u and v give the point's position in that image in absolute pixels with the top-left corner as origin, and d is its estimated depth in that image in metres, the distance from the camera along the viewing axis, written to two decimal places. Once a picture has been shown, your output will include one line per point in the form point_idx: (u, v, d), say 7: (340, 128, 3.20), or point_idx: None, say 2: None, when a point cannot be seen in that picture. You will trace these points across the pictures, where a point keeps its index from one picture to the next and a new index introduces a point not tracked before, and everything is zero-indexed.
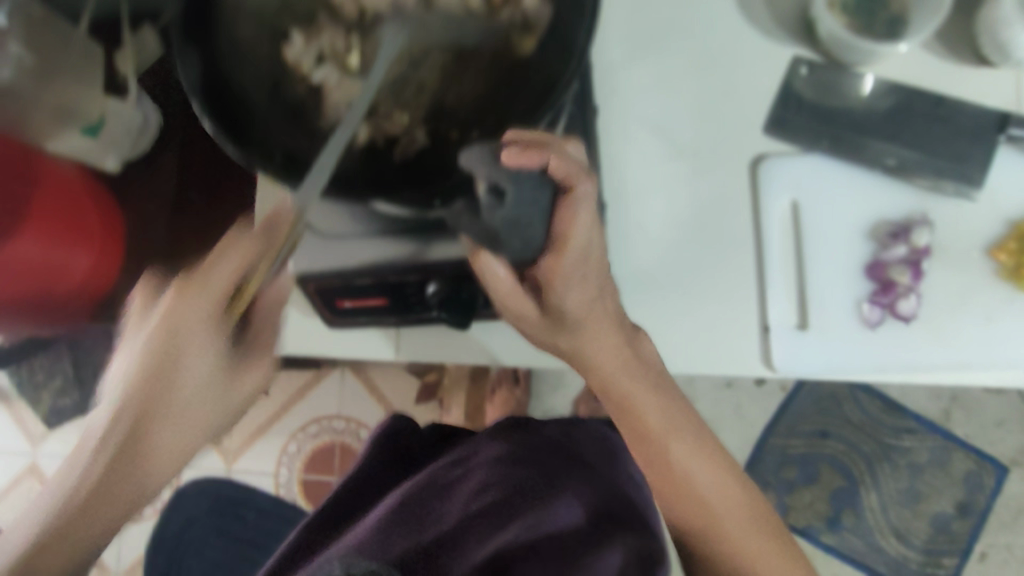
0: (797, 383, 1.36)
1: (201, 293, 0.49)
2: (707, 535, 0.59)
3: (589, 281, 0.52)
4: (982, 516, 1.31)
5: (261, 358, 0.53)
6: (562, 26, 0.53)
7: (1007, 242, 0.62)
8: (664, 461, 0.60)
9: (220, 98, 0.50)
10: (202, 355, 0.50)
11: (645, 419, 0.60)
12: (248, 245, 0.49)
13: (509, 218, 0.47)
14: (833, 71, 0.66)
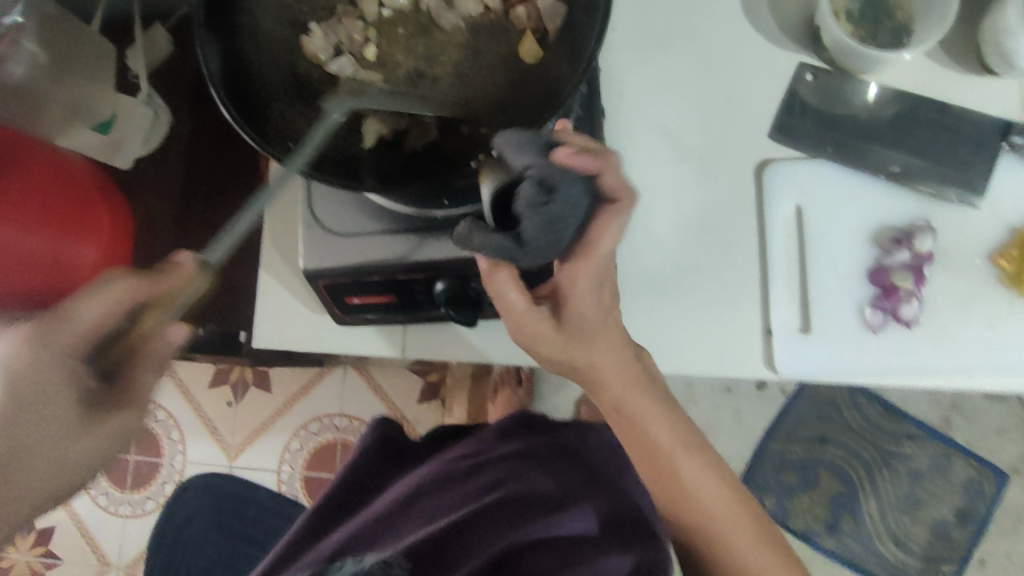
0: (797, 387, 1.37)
1: (49, 334, 0.47)
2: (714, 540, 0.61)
3: (603, 292, 0.54)
4: (982, 523, 1.31)
5: (120, 419, 0.50)
6: (573, 26, 0.54)
7: (1009, 249, 0.63)
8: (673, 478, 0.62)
9: (238, 85, 0.51)
10: (53, 404, 0.47)
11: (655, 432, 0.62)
12: (119, 286, 0.49)
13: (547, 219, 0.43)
14: (837, 78, 0.67)
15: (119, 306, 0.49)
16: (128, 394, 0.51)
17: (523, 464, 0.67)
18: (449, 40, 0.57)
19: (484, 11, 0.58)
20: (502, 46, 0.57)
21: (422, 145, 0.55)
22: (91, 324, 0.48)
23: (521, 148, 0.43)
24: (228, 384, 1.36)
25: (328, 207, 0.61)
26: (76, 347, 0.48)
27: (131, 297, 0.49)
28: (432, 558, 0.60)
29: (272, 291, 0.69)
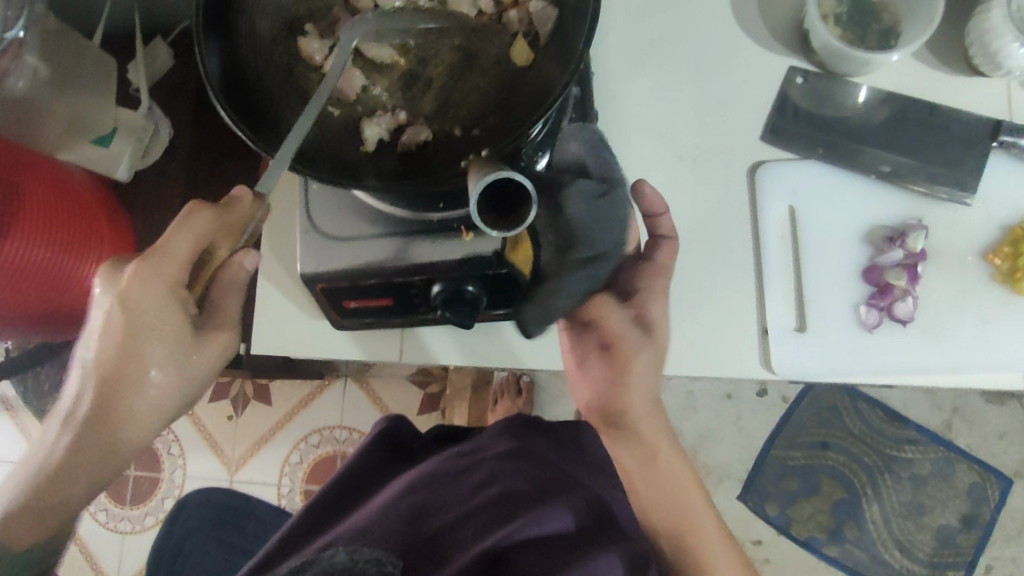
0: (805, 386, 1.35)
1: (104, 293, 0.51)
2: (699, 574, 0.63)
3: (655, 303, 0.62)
4: (987, 529, 1.31)
5: (215, 342, 0.53)
6: (562, 29, 0.55)
7: (1002, 246, 0.63)
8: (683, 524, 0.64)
9: (235, 86, 0.53)
10: (160, 330, 0.50)
11: (673, 473, 0.64)
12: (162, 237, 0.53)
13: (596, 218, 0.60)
14: (827, 81, 0.68)
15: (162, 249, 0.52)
16: (219, 317, 0.54)
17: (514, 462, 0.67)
18: (444, 42, 0.58)
19: (480, 14, 0.59)
20: (496, 47, 0.58)
21: (414, 145, 0.57)
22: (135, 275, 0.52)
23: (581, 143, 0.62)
24: (228, 398, 1.36)
25: (325, 213, 0.62)
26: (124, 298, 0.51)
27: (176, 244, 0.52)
28: (425, 560, 0.59)
29: (272, 299, 0.70)
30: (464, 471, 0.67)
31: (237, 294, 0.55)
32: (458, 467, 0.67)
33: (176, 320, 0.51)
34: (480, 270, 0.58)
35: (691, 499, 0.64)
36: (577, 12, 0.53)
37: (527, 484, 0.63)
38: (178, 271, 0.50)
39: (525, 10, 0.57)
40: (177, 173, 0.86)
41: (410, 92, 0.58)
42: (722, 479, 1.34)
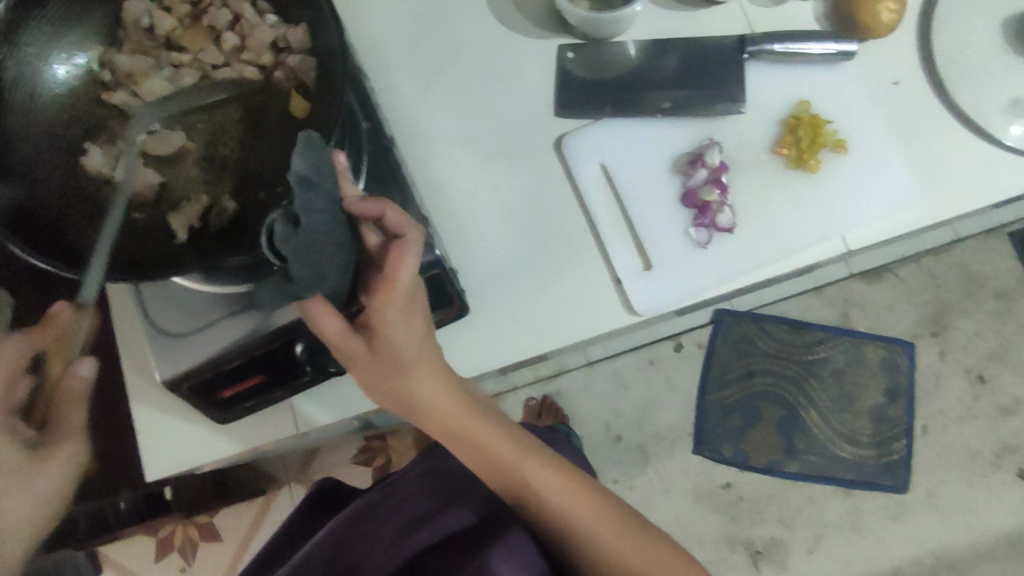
0: (716, 316, 1.39)
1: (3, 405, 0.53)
2: (536, 505, 0.62)
3: (414, 313, 0.53)
4: (910, 394, 1.40)
5: (66, 451, 0.55)
6: (324, 72, 0.57)
7: (784, 138, 0.71)
8: (518, 479, 0.62)
9: (24, 219, 0.54)
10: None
11: (479, 440, 0.61)
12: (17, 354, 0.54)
13: (305, 245, 0.46)
14: (593, 49, 0.74)
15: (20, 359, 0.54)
16: (60, 430, 0.55)
17: (423, 488, 0.73)
18: (225, 119, 0.61)
19: (248, 83, 0.62)
20: (276, 103, 0.61)
21: (227, 221, 0.58)
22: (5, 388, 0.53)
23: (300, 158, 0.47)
24: (174, 551, 1.30)
25: (166, 316, 0.62)
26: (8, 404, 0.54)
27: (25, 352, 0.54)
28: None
29: (147, 421, 0.68)
30: (378, 508, 0.72)
31: (76, 405, 0.56)
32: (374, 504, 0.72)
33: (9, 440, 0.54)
34: None
35: (519, 459, 0.62)
36: (330, 52, 0.56)
37: (427, 502, 0.71)
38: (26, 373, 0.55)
39: (289, 66, 0.60)
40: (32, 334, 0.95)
41: (207, 177, 0.60)
42: (673, 441, 1.39)
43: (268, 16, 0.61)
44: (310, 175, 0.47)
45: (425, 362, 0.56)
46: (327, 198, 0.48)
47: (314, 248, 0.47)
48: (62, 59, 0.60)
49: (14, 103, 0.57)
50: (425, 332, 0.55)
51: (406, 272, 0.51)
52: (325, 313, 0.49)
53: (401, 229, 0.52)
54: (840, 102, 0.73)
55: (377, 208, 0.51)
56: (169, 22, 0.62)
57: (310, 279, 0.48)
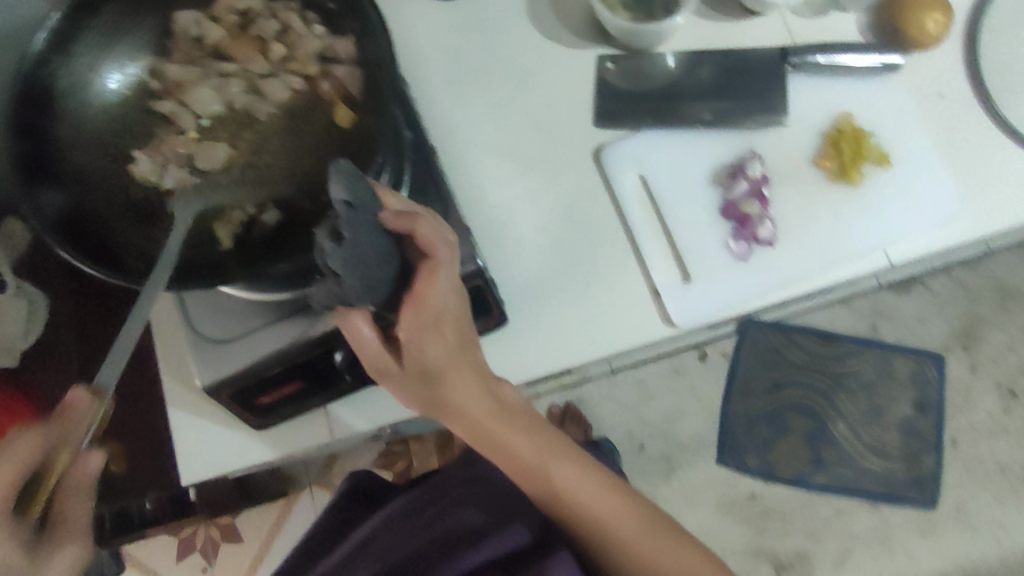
0: (743, 323, 1.35)
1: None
2: (566, 509, 0.63)
3: (442, 330, 0.53)
4: (939, 406, 1.38)
5: (67, 555, 0.49)
6: (371, 83, 0.58)
7: (827, 150, 0.70)
8: (550, 488, 0.62)
9: (76, 228, 0.55)
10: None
11: (508, 446, 0.62)
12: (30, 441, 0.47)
13: (355, 258, 0.45)
14: (634, 60, 0.74)
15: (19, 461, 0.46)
16: (61, 529, 0.50)
17: (471, 493, 0.72)
18: (270, 128, 0.62)
19: (294, 94, 0.62)
20: (321, 114, 0.61)
21: (271, 230, 0.58)
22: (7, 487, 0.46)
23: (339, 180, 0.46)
24: (198, 550, 1.31)
25: (207, 322, 0.63)
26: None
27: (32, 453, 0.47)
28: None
29: (186, 424, 0.69)
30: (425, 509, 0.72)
31: (85, 497, 0.51)
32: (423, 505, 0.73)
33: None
34: None
35: (551, 465, 0.63)
36: (378, 63, 0.56)
37: (470, 509, 0.70)
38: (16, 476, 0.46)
39: (336, 78, 0.61)
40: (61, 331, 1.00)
41: (251, 185, 0.60)
42: (697, 450, 1.38)
43: (315, 27, 0.62)
44: (347, 186, 0.46)
45: (460, 372, 0.56)
46: (371, 215, 0.47)
47: (362, 258, 0.46)
48: (113, 69, 0.61)
49: (64, 110, 0.58)
50: (461, 341, 0.55)
51: (437, 291, 0.51)
52: (358, 321, 0.51)
53: (433, 241, 0.51)
54: (884, 115, 0.72)
55: (408, 228, 0.50)
56: (219, 33, 0.63)
57: (360, 287, 0.46)
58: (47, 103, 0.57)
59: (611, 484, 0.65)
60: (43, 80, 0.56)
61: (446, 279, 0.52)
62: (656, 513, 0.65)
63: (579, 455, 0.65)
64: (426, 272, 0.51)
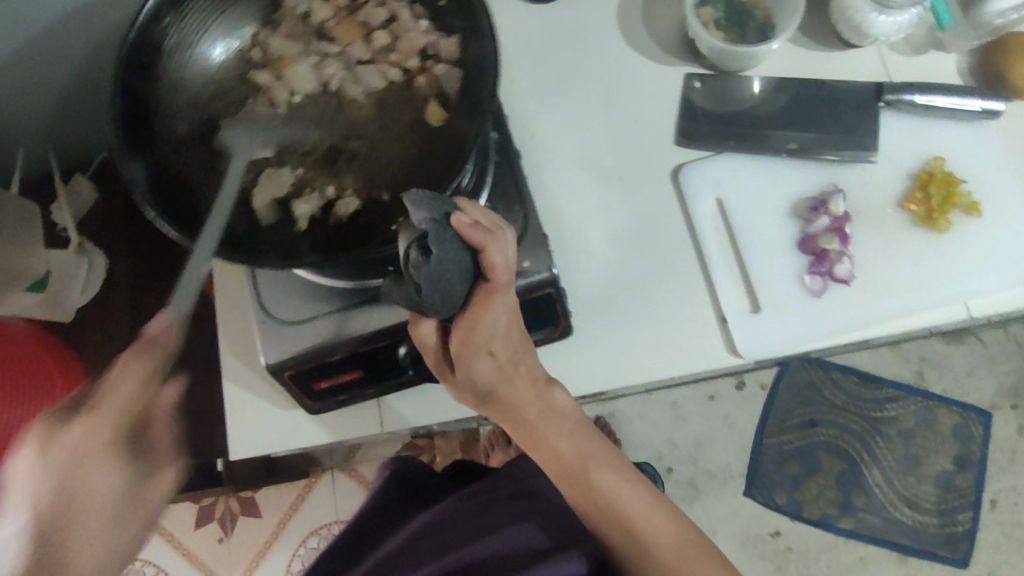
0: (779, 369, 1.35)
1: (98, 428, 0.44)
2: (606, 517, 0.61)
3: (497, 350, 0.56)
4: (980, 464, 1.33)
5: (166, 477, 0.48)
6: (470, 88, 0.58)
7: (915, 192, 0.68)
8: (589, 491, 0.61)
9: (164, 186, 0.54)
10: (111, 470, 0.44)
11: (556, 447, 0.62)
12: (135, 366, 0.45)
13: (435, 276, 0.47)
14: (722, 81, 0.72)
15: (133, 385, 0.45)
16: (156, 451, 0.47)
17: (524, 509, 0.71)
18: (361, 113, 0.62)
19: (389, 84, 0.63)
20: (411, 108, 0.62)
21: (347, 218, 0.58)
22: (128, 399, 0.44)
23: (422, 203, 0.47)
24: (215, 521, 1.32)
25: (273, 301, 0.62)
26: (118, 419, 0.44)
27: (139, 376, 0.45)
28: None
29: (239, 400, 0.69)
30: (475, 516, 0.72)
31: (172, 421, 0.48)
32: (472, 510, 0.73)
33: (113, 462, 0.44)
34: None
35: (589, 464, 0.62)
36: (484, 68, 0.56)
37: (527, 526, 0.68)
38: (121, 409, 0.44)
39: (433, 75, 0.61)
40: (122, 283, 1.01)
41: (333, 169, 0.60)
42: (725, 480, 1.34)
43: (423, 21, 0.62)
44: (427, 207, 0.47)
45: (510, 386, 0.59)
46: (453, 231, 0.48)
47: (441, 275, 0.47)
48: (218, 37, 0.62)
49: (169, 68, 0.58)
50: (509, 359, 0.57)
51: (494, 313, 0.52)
52: (424, 328, 0.55)
53: (494, 252, 0.50)
54: (975, 162, 0.70)
55: (482, 244, 0.49)
56: (326, 13, 0.65)
57: (438, 301, 0.48)
58: (155, 59, 0.57)
59: (657, 501, 0.62)
60: (156, 37, 0.56)
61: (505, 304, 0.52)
62: (701, 537, 0.61)
63: (624, 466, 0.64)
64: (484, 296, 0.51)
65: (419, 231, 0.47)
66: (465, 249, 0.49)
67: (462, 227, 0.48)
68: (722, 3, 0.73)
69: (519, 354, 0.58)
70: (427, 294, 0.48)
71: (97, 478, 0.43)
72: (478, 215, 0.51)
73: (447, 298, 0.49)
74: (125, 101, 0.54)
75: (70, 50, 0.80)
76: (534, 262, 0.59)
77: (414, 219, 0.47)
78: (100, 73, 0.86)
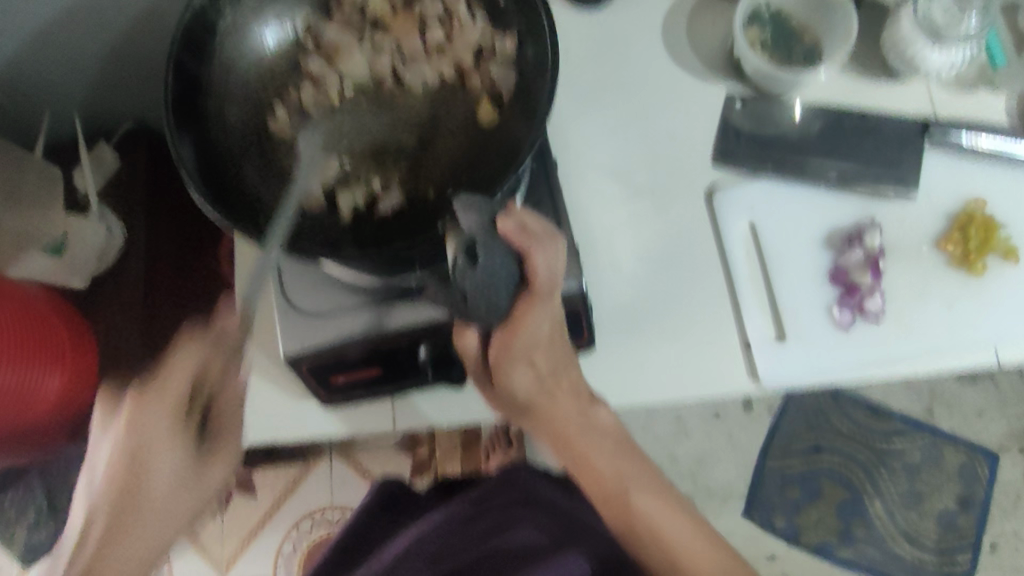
0: (783, 398, 1.35)
1: (155, 402, 0.51)
2: (651, 541, 0.62)
3: (536, 365, 0.56)
4: (983, 506, 1.31)
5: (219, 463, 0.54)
6: (525, 90, 0.58)
7: (952, 233, 0.67)
8: (628, 512, 0.62)
9: (211, 170, 0.55)
10: (162, 455, 0.51)
11: (596, 466, 0.62)
12: (196, 350, 0.52)
13: (480, 282, 0.47)
14: (763, 104, 0.71)
15: (189, 366, 0.52)
16: (213, 442, 0.54)
17: (532, 513, 0.71)
18: (410, 106, 0.61)
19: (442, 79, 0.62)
20: (462, 106, 0.61)
21: (391, 212, 0.58)
22: (180, 383, 0.51)
23: (472, 207, 0.48)
24: None
25: (300, 290, 0.62)
26: (171, 401, 0.51)
27: (197, 360, 0.52)
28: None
29: (251, 384, 0.69)
30: (477, 520, 0.71)
31: (237, 412, 0.55)
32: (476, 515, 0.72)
33: (169, 440, 0.51)
34: None
35: (626, 483, 0.62)
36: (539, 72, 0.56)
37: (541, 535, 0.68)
38: (175, 398, 0.51)
39: (487, 74, 0.60)
40: (138, 259, 0.99)
41: (379, 161, 0.60)
42: (723, 499, 1.31)
43: (479, 19, 0.62)
44: (478, 210, 0.48)
45: (550, 399, 0.59)
46: (502, 238, 0.49)
47: (488, 280, 0.48)
48: (271, 23, 0.61)
49: (220, 53, 0.58)
50: (549, 372, 0.58)
51: (534, 323, 0.51)
52: (468, 337, 0.54)
53: (539, 259, 0.50)
54: (1013, 206, 0.68)
55: (523, 248, 0.49)
56: (382, 5, 0.64)
57: (484, 307, 0.48)
58: (207, 46, 0.57)
59: (681, 513, 0.63)
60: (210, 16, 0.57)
61: (546, 319, 0.52)
62: (728, 554, 0.63)
63: (661, 485, 0.64)
64: (525, 304, 0.50)
65: (468, 236, 0.47)
66: (513, 256, 0.49)
67: (507, 230, 0.49)
68: (770, 25, 0.72)
69: (559, 369, 0.58)
70: (474, 299, 0.48)
71: (162, 444, 0.51)
72: (528, 218, 0.51)
73: (492, 305, 0.49)
74: (177, 84, 0.54)
75: (107, 18, 0.79)
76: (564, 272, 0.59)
77: (461, 223, 0.48)
78: (143, 45, 0.86)
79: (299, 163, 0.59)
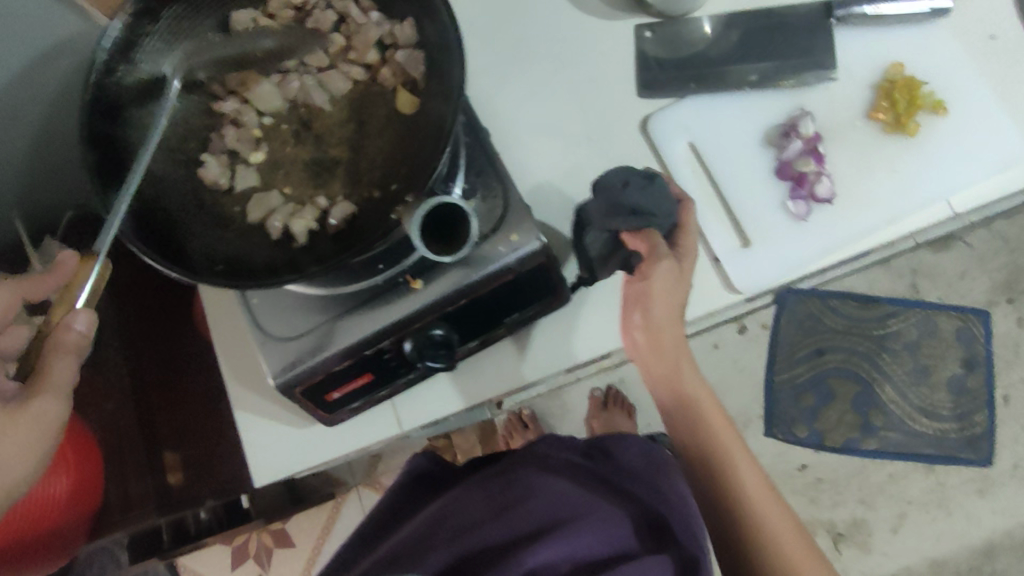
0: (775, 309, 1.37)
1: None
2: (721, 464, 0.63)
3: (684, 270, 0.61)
4: (987, 363, 1.33)
5: (38, 407, 0.52)
6: (435, 68, 0.58)
7: (880, 101, 0.68)
8: (699, 420, 0.64)
9: (151, 226, 0.55)
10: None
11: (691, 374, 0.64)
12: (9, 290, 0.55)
13: (641, 202, 0.60)
14: (672, 27, 0.72)
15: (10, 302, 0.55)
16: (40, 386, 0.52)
17: (548, 473, 0.65)
18: (333, 119, 0.62)
19: (354, 84, 0.62)
20: (381, 105, 0.61)
21: (343, 222, 0.58)
22: None
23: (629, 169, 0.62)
24: (251, 558, 1.33)
25: (271, 319, 0.62)
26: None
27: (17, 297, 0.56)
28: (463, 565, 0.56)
29: (257, 424, 0.70)
30: (501, 488, 0.63)
31: (70, 362, 0.52)
32: (500, 488, 0.63)
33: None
34: (452, 309, 0.60)
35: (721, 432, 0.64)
36: (443, 46, 0.57)
37: (561, 488, 0.62)
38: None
39: (395, 65, 0.61)
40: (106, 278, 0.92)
41: (319, 179, 0.60)
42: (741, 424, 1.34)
43: (372, 15, 0.62)
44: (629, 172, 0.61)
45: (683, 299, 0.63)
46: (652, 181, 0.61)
47: (651, 198, 0.60)
48: (175, 73, 0.61)
49: (132, 117, 0.58)
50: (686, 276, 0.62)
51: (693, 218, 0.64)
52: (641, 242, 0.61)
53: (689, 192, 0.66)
54: (932, 61, 0.70)
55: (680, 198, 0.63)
56: (276, 29, 0.63)
57: (646, 214, 0.60)
58: (115, 108, 0.56)
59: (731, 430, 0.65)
60: (111, 85, 0.56)
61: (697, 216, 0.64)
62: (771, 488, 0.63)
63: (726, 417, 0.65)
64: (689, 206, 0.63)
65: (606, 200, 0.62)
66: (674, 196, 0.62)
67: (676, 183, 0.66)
68: None
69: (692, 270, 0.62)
70: (639, 215, 0.60)
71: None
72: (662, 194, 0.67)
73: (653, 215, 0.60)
74: (98, 156, 0.55)
75: (21, 112, 0.79)
76: (518, 235, 0.59)
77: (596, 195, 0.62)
78: (59, 130, 0.85)
79: (241, 207, 0.60)
